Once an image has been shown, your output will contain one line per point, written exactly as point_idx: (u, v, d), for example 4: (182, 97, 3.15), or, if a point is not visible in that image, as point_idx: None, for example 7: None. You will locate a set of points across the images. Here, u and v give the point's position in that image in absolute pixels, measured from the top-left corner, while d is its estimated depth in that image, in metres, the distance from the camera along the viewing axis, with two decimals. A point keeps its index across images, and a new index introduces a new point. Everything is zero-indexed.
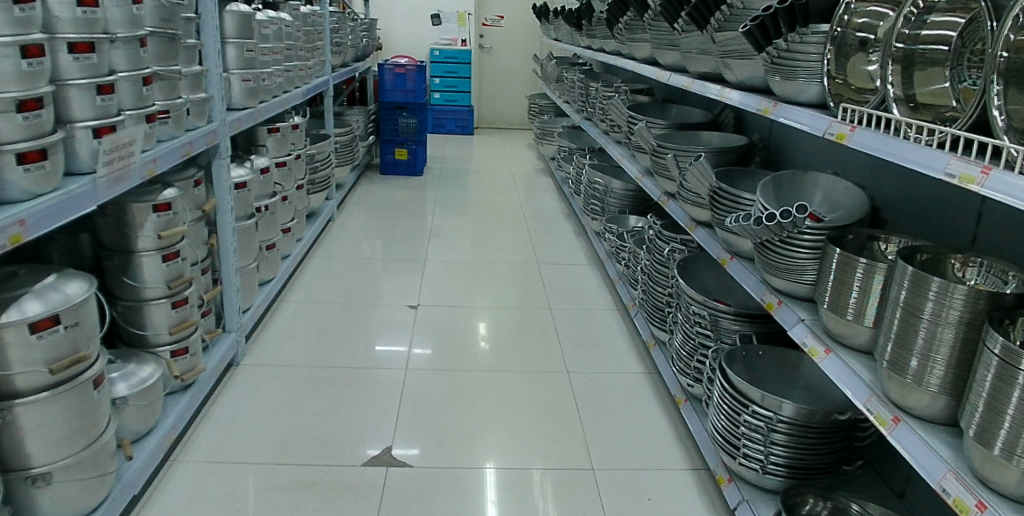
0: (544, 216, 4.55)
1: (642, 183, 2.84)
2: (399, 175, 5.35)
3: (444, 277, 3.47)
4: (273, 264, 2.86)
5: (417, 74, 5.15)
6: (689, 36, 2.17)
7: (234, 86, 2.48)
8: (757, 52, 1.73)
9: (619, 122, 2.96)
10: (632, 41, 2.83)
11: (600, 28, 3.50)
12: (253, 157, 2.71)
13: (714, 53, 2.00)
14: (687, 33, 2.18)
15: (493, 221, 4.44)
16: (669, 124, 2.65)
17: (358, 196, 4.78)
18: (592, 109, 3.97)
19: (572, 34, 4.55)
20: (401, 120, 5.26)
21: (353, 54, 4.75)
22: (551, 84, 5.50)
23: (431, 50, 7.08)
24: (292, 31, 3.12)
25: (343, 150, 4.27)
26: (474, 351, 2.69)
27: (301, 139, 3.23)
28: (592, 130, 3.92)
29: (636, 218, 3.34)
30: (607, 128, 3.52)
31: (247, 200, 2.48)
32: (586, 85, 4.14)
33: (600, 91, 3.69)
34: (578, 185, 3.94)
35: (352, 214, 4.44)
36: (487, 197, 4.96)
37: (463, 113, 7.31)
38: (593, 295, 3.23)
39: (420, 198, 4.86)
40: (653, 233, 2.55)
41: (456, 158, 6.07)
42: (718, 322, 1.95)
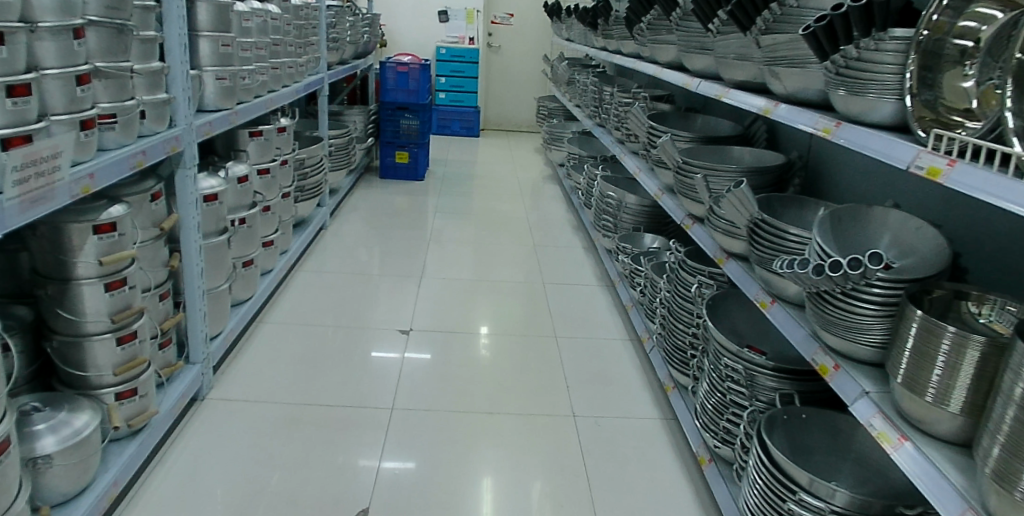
0: (551, 228, 4.26)
1: (662, 201, 2.54)
2: (398, 179, 5.07)
3: (441, 296, 3.19)
4: (250, 282, 2.58)
5: (421, 73, 4.86)
6: (727, 40, 1.87)
7: (207, 85, 2.20)
8: (819, 59, 1.44)
9: (638, 132, 2.66)
10: (655, 43, 2.53)
11: (618, 29, 3.21)
12: (229, 164, 2.43)
13: (758, 60, 1.71)
14: (725, 35, 1.89)
15: (496, 233, 4.15)
16: (696, 138, 2.36)
17: (354, 200, 4.51)
18: (606, 115, 3.68)
19: (587, 35, 4.26)
20: (402, 122, 4.98)
21: (353, 50, 4.47)
22: (562, 87, 5.20)
23: (437, 48, 6.80)
24: (281, 26, 2.84)
25: (338, 153, 3.99)
26: (474, 380, 2.45)
27: (289, 143, 2.96)
28: (605, 138, 3.63)
29: (652, 238, 3.06)
30: (622, 137, 3.23)
31: (219, 214, 2.21)
32: (600, 90, 3.85)
33: (616, 97, 3.41)
34: (588, 197, 3.65)
35: (347, 221, 4.16)
36: (491, 205, 4.67)
37: (469, 114, 7.02)
38: (603, 322, 2.95)
39: (420, 205, 4.57)
40: (674, 261, 2.26)
41: (460, 162, 5.78)
42: (754, 378, 1.68)
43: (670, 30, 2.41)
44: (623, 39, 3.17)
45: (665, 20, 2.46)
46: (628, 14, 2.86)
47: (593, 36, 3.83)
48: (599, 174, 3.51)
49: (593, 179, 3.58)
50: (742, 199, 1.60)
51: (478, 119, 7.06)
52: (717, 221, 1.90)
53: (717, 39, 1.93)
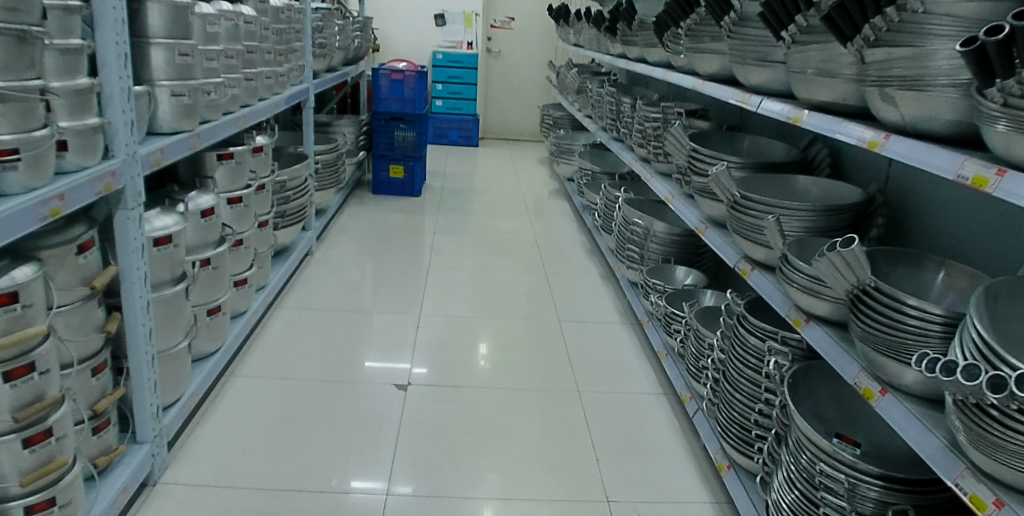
0: (563, 247, 3.86)
1: (704, 235, 2.18)
2: (393, 195, 4.66)
3: (443, 335, 2.78)
4: (218, 332, 2.19)
5: (416, 81, 4.45)
6: (809, 52, 1.49)
7: (161, 102, 1.79)
8: (984, 89, 0.99)
9: (676, 155, 2.29)
10: (697, 52, 2.16)
11: (642, 35, 2.83)
12: (194, 194, 2.04)
13: (862, 78, 1.33)
14: (805, 46, 1.51)
15: (501, 254, 3.74)
16: (751, 166, 2.00)
17: (345, 219, 4.09)
18: (625, 131, 3.30)
19: (600, 41, 3.89)
20: (397, 133, 4.57)
21: (342, 57, 4.08)
22: (570, 95, 4.82)
23: (434, 53, 6.42)
24: (256, 31, 2.44)
25: (326, 170, 3.59)
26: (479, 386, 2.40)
27: (268, 165, 2.57)
28: (624, 154, 3.25)
29: (684, 271, 2.69)
30: (648, 156, 2.86)
31: (175, 258, 1.81)
32: (616, 101, 3.47)
33: (638, 110, 3.03)
34: (605, 220, 3.26)
35: (337, 242, 3.74)
36: (495, 222, 4.27)
37: (467, 122, 6.63)
38: (630, 369, 2.56)
39: (418, 223, 4.17)
40: (730, 317, 1.84)
41: (459, 174, 5.39)
42: (857, 490, 1.29)
43: (720, 38, 2.03)
44: (649, 45, 2.78)
45: (710, 27, 2.09)
46: (659, 19, 2.48)
47: (608, 42, 3.45)
48: (620, 196, 3.13)
49: (612, 202, 3.20)
50: (853, 257, 1.23)
51: (476, 127, 6.67)
52: (796, 274, 1.54)
53: (793, 51, 1.55)
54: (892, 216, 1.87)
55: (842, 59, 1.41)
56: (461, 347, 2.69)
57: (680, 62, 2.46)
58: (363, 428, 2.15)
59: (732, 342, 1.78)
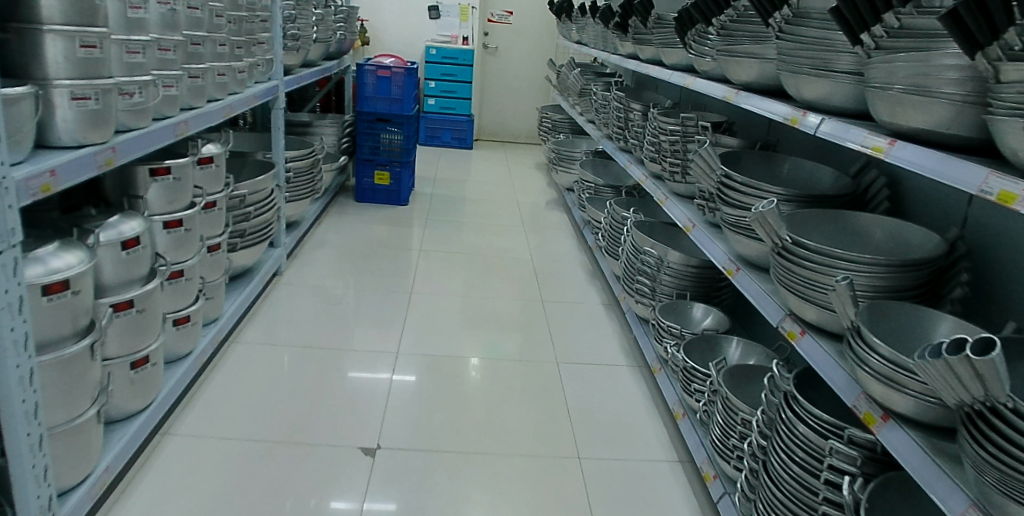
0: (563, 268, 3.46)
1: (736, 278, 1.81)
2: (377, 204, 4.25)
3: (425, 378, 2.38)
4: (147, 386, 1.79)
5: (405, 79, 4.03)
6: (917, 64, 1.10)
7: (59, 109, 1.37)
8: None
9: (702, 181, 1.93)
10: (735, 55, 1.78)
11: (662, 33, 2.43)
12: (118, 221, 1.64)
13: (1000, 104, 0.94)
14: (908, 56, 1.11)
15: (495, 274, 3.34)
16: (798, 199, 1.66)
17: (323, 230, 3.68)
18: (635, 142, 2.91)
19: (607, 39, 3.50)
20: (383, 135, 4.16)
21: (323, 51, 3.67)
22: (571, 98, 4.43)
23: (427, 48, 6.03)
24: (204, 19, 2.03)
25: (301, 180, 3.16)
26: (467, 380, 2.39)
27: (220, 179, 2.18)
28: (634, 169, 2.87)
29: (703, 310, 2.35)
30: (663, 173, 2.48)
31: (77, 306, 1.40)
32: (624, 106, 3.08)
33: (652, 119, 2.64)
34: (612, 243, 2.88)
35: (313, 256, 3.32)
36: (488, 236, 3.86)
37: (461, 123, 6.23)
38: (641, 428, 2.18)
39: (403, 236, 3.76)
40: (781, 395, 1.47)
41: (451, 180, 4.98)
42: None
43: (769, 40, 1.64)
44: (672, 44, 2.38)
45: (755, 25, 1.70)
46: (687, 12, 2.10)
47: (618, 40, 3.06)
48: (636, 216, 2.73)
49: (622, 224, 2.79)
50: (997, 374, 0.84)
51: (471, 128, 6.27)
52: (870, 356, 1.21)
53: (886, 60, 1.16)
54: (990, 270, 1.47)
55: (975, 75, 1.01)
56: (448, 338, 2.69)
57: (713, 66, 2.06)
58: (322, 500, 1.77)
59: (779, 429, 1.44)
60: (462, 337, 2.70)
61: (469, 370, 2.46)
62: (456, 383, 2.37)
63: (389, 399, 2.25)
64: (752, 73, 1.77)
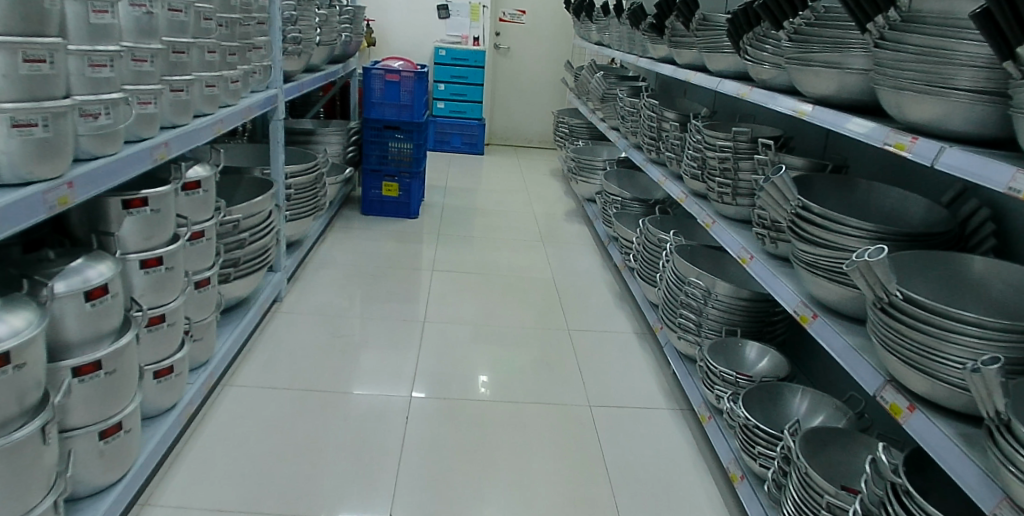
0: (588, 289, 3.17)
1: (813, 326, 1.55)
2: (385, 217, 3.97)
3: (442, 425, 2.10)
4: (120, 454, 1.52)
5: (415, 84, 3.73)
6: None
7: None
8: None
9: (770, 211, 1.67)
10: (812, 66, 1.53)
11: (711, 36, 2.15)
12: (86, 266, 1.38)
13: None
14: None
15: (515, 295, 3.05)
16: (893, 237, 1.40)
17: (327, 247, 3.39)
18: (671, 155, 2.62)
19: (635, 41, 3.21)
20: (391, 144, 3.87)
21: (328, 54, 3.40)
22: (592, 103, 4.15)
23: (436, 49, 5.77)
24: (190, 22, 1.73)
25: (303, 196, 2.89)
26: (474, 392, 2.29)
27: (209, 205, 1.91)
28: (671, 186, 2.60)
29: (756, 349, 2.07)
30: (709, 191, 2.21)
31: (24, 383, 1.13)
32: (657, 114, 2.81)
33: (693, 131, 2.38)
34: (647, 268, 2.61)
35: (317, 277, 3.04)
36: (506, 251, 3.57)
37: (472, 127, 5.95)
38: (691, 488, 1.89)
39: (414, 253, 3.47)
40: (889, 487, 1.19)
41: (462, 188, 4.70)
42: None
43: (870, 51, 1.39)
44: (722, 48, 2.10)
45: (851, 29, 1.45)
46: (750, 9, 1.84)
47: (651, 42, 2.77)
48: (678, 239, 2.44)
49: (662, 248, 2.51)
50: None
51: (482, 133, 5.99)
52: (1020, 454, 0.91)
53: None
54: None
55: None
56: (456, 370, 2.42)
57: (780, 75, 1.78)
58: None
59: None
60: (473, 362, 2.49)
61: (481, 395, 2.28)
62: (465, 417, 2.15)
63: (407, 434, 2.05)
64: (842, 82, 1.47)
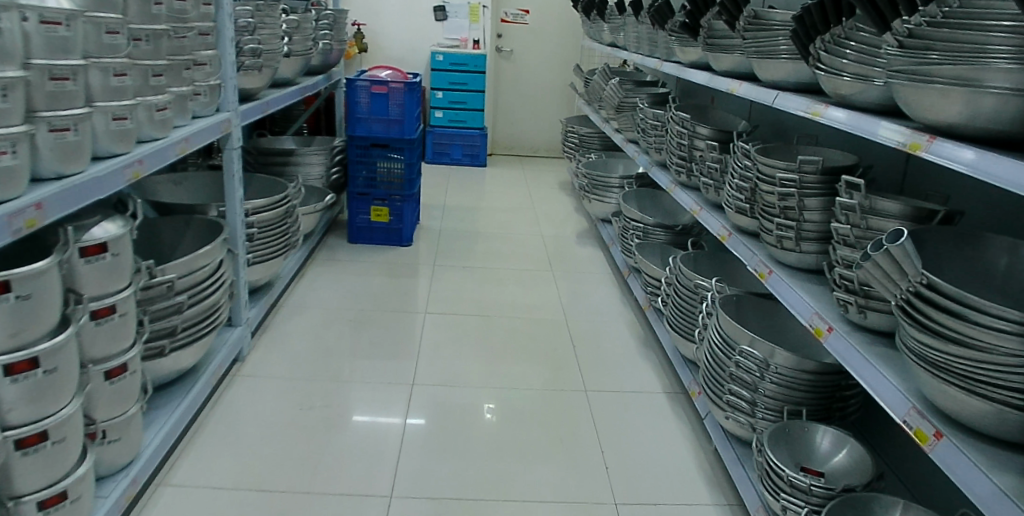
0: (606, 333, 2.70)
1: (937, 450, 1.08)
2: (375, 245, 3.52)
3: None
4: None
5: (405, 96, 3.27)
6: None
7: None
8: None
9: (870, 280, 1.21)
10: (935, 82, 1.07)
11: (766, 37, 1.71)
12: None
13: None
14: None
15: (520, 341, 2.61)
16: None
17: (304, 285, 2.95)
18: (709, 182, 2.18)
19: (657, 42, 2.75)
20: (380, 163, 3.42)
21: (305, 65, 2.96)
22: (605, 111, 3.70)
23: (432, 54, 5.30)
24: (81, 37, 1.28)
25: (273, 235, 2.46)
26: (478, 419, 2.13)
27: (124, 271, 1.48)
28: (709, 218, 2.16)
29: (827, 437, 1.63)
30: (763, 232, 1.77)
31: None
32: (686, 130, 2.35)
33: (738, 154, 1.93)
34: (680, 317, 2.17)
35: (289, 325, 2.60)
36: (510, 284, 3.11)
37: (474, 137, 5.51)
38: None
39: (407, 287, 3.02)
40: None
41: (462, 207, 4.27)
42: None
43: None
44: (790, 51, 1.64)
45: (1001, 32, 0.97)
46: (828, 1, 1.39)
47: (681, 44, 2.32)
48: (727, 289, 1.98)
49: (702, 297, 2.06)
50: None
51: (484, 143, 5.55)
52: None
53: None
54: None
55: None
56: (459, 422, 2.11)
57: (886, 89, 1.30)
58: None
59: None
60: (469, 435, 2.05)
61: (477, 483, 1.84)
62: (464, 431, 2.07)
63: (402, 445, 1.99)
64: (991, 109, 1.00)
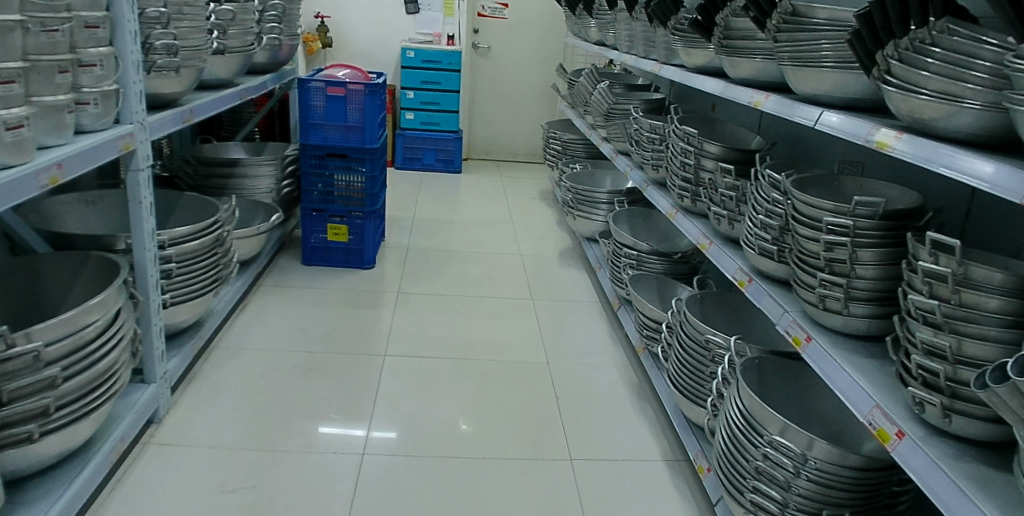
0: (595, 379, 2.34)
1: None
2: (332, 267, 3.11)
3: None
4: None
5: (365, 100, 2.87)
6: None
7: None
8: None
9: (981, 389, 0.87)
10: None
11: (811, 43, 1.36)
12: None
13: None
14: None
15: (496, 391, 2.23)
16: None
17: (245, 321, 2.53)
18: (721, 213, 1.83)
19: (655, 42, 2.39)
20: (337, 175, 3.00)
21: (246, 63, 2.54)
22: (591, 118, 3.33)
23: (403, 50, 4.89)
24: None
25: (202, 270, 2.05)
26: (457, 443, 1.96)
27: None
28: (721, 255, 1.81)
29: None
30: (798, 284, 1.44)
31: None
32: (689, 149, 2.00)
33: (763, 185, 1.59)
34: (687, 377, 1.82)
35: (221, 373, 2.18)
36: (485, 316, 2.73)
37: (448, 141, 5.11)
38: None
39: (365, 320, 2.62)
40: None
41: (434, 221, 3.87)
42: None
43: None
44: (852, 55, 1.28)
45: None
46: None
47: (691, 47, 1.96)
48: (748, 350, 1.62)
49: (716, 358, 1.69)
50: None
51: (459, 147, 5.15)
52: None
53: None
54: None
55: None
56: (420, 501, 1.72)
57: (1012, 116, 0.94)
58: None
59: None
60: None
61: None
62: (436, 435, 1.98)
63: (357, 488, 1.75)
64: None
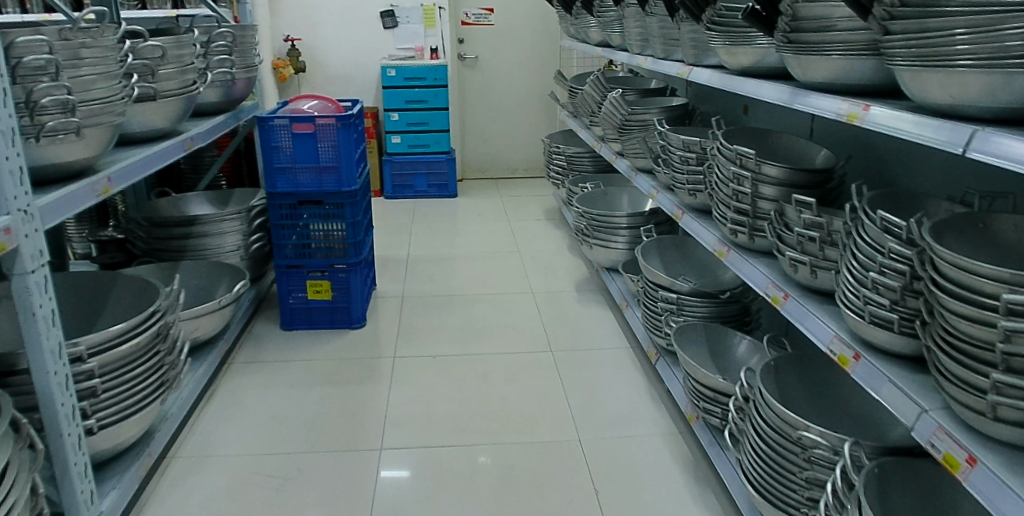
0: (640, 460, 1.90)
1: None
2: (316, 330, 2.68)
3: None
4: None
5: (338, 135, 2.45)
6: None
7: None
8: None
9: None
10: None
11: (946, 31, 0.91)
12: None
13: None
14: None
15: (521, 486, 1.80)
16: None
17: (211, 417, 2.09)
18: (799, 259, 1.39)
19: (680, 40, 1.96)
20: (312, 224, 2.58)
21: (190, 105, 2.11)
22: (600, 131, 2.91)
23: (382, 68, 4.47)
24: None
25: (142, 378, 1.62)
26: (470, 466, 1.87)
27: None
28: (805, 317, 1.37)
29: None
30: (946, 377, 0.99)
31: None
32: (743, 173, 1.56)
33: (873, 228, 1.16)
34: (772, 479, 1.37)
35: (179, 496, 1.75)
36: (498, 381, 2.30)
37: (440, 163, 4.69)
38: None
39: (356, 400, 2.19)
40: None
41: (430, 259, 3.44)
42: None
43: None
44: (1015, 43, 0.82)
45: None
46: None
47: (739, 44, 1.52)
48: (864, 456, 1.20)
49: (814, 459, 1.26)
50: None
51: (452, 169, 4.72)
52: None
53: None
54: None
55: None
56: None
57: None
58: None
59: None
60: None
61: None
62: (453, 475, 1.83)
63: None
64: None
